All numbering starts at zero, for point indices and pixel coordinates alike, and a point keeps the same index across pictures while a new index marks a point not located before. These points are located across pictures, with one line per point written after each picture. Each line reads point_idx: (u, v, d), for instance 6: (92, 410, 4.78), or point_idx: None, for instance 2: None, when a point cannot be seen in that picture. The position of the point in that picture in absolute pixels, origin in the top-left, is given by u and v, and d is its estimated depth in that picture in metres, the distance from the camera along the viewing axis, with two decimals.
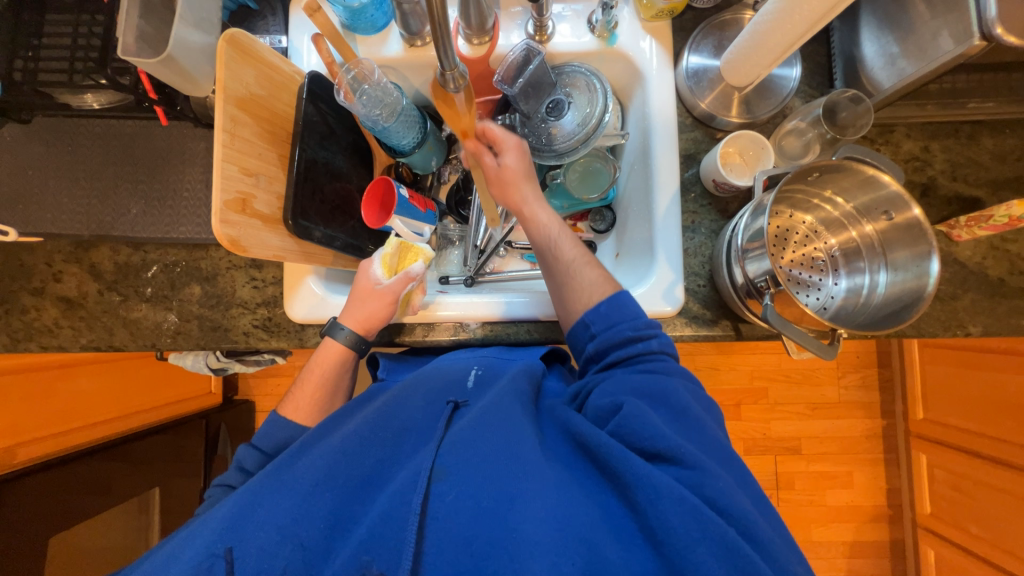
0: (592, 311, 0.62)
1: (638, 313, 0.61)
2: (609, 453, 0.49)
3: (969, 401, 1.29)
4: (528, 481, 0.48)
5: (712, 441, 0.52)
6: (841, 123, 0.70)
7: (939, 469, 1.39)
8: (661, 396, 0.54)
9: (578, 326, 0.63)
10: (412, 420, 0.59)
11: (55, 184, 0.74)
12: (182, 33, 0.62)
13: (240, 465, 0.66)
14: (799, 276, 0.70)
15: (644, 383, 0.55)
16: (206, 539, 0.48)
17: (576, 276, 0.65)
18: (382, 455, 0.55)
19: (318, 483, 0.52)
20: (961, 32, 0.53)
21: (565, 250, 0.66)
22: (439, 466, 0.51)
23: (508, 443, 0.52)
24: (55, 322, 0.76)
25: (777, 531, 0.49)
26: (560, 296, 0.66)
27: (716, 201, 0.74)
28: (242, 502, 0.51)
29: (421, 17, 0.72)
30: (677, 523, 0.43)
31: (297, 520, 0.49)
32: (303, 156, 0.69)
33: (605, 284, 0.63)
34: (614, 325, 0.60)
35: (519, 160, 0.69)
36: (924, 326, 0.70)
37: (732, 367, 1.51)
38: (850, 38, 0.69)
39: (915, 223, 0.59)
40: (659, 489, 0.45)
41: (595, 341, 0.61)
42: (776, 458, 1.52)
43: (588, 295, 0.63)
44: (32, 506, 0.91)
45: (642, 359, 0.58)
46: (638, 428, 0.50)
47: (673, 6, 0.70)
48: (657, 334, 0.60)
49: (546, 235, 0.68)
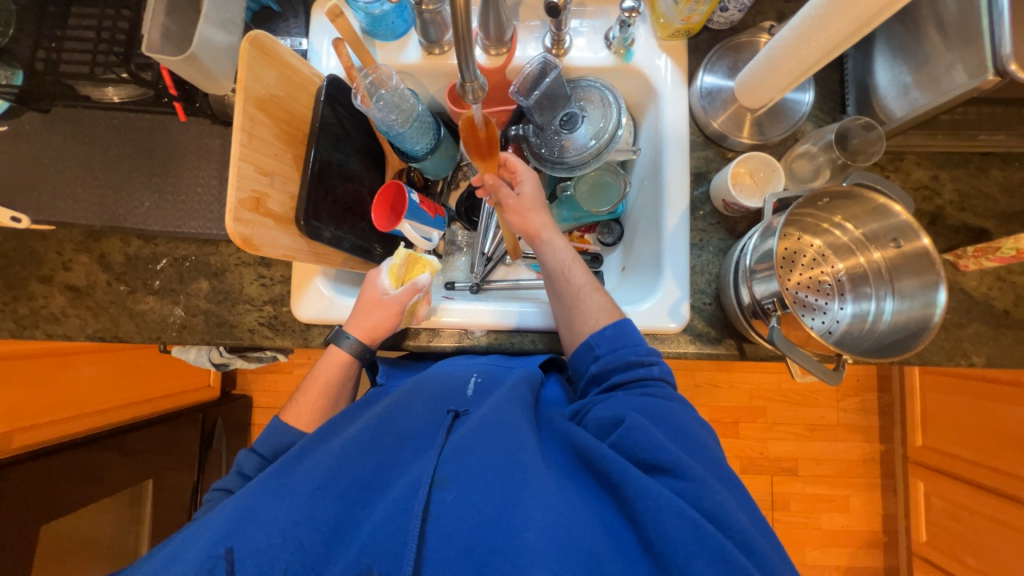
0: (597, 334, 0.63)
1: (640, 339, 0.62)
2: (611, 467, 0.49)
3: (969, 430, 1.28)
4: (529, 490, 0.48)
5: (708, 455, 0.52)
6: (852, 149, 0.70)
7: (936, 497, 1.38)
8: (661, 415, 0.54)
9: (582, 348, 0.64)
10: (414, 427, 0.59)
11: (70, 174, 0.74)
12: (206, 32, 0.62)
13: (241, 469, 0.65)
14: (805, 298, 0.71)
15: (643, 404, 0.55)
16: (207, 541, 0.48)
17: (585, 300, 0.66)
18: (382, 461, 0.55)
19: (320, 487, 0.52)
20: (975, 66, 0.53)
21: (576, 275, 0.67)
22: (440, 472, 0.51)
23: (509, 451, 0.52)
24: (62, 310, 0.76)
25: (774, 547, 0.49)
26: (567, 318, 0.67)
27: (725, 220, 0.75)
28: (244, 503, 0.51)
29: (440, 26, 0.73)
30: (676, 535, 0.43)
31: (298, 522, 0.49)
32: (318, 157, 0.70)
33: (611, 311, 0.65)
34: (618, 349, 0.61)
35: (536, 190, 0.72)
36: (928, 355, 0.70)
37: (732, 385, 1.51)
38: (864, 65, 0.70)
39: (923, 252, 0.60)
40: (657, 501, 0.45)
41: (598, 362, 0.62)
42: (772, 478, 1.51)
43: (595, 319, 0.64)
44: (26, 492, 0.91)
45: (644, 382, 0.58)
46: (638, 442, 0.50)
47: (690, 27, 0.71)
48: (658, 362, 0.60)
49: (560, 262, 0.69)
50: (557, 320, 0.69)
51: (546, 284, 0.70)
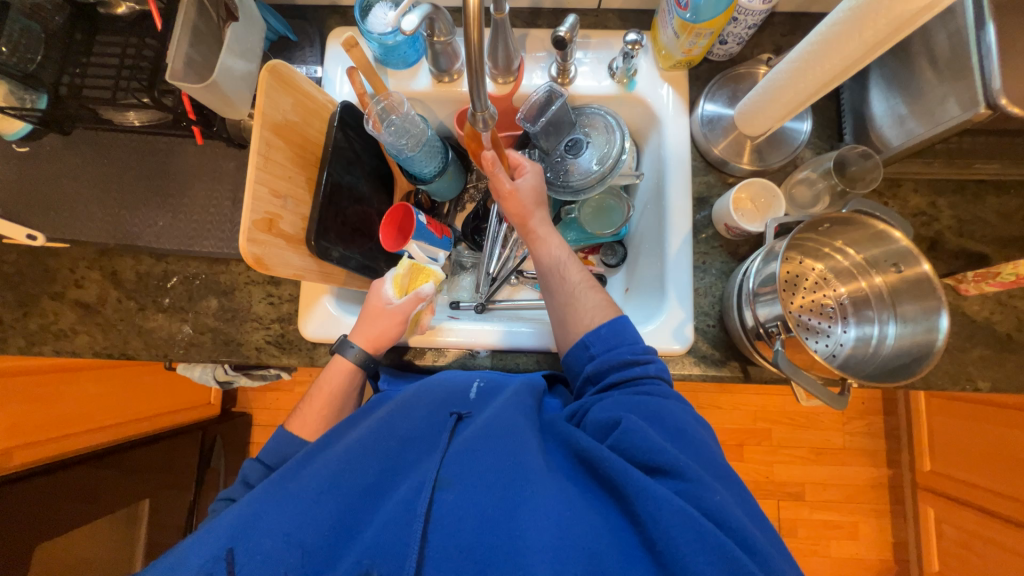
0: (592, 333, 0.63)
1: (637, 338, 0.62)
2: (611, 469, 0.49)
3: (977, 455, 1.27)
4: (530, 491, 0.48)
5: (708, 455, 0.52)
6: (851, 176, 0.72)
7: (947, 525, 1.35)
8: (657, 414, 0.54)
9: (576, 347, 0.64)
10: (415, 429, 0.59)
11: (87, 194, 0.76)
12: (227, 62, 0.65)
13: (245, 479, 0.64)
14: (808, 321, 0.71)
15: (640, 403, 0.55)
16: (212, 542, 0.49)
17: (579, 298, 0.66)
18: (386, 463, 0.55)
19: (322, 491, 0.52)
20: (967, 99, 0.55)
21: (572, 272, 0.69)
22: (442, 475, 0.51)
23: (511, 453, 0.51)
24: (71, 327, 0.77)
25: (780, 551, 0.48)
26: (562, 320, 0.67)
27: (727, 244, 0.76)
28: (247, 510, 0.51)
29: (451, 56, 0.75)
30: (678, 535, 0.42)
31: (300, 526, 0.49)
32: (330, 179, 0.72)
33: (607, 309, 0.65)
34: (614, 348, 0.61)
35: (538, 184, 0.73)
36: (932, 379, 0.71)
37: (735, 407, 1.50)
38: (861, 96, 0.72)
39: (924, 277, 0.60)
40: (658, 500, 0.45)
41: (593, 362, 0.62)
42: (779, 503, 1.49)
43: (590, 317, 0.64)
44: (22, 512, 0.89)
45: (639, 382, 0.58)
46: (637, 442, 0.50)
47: (691, 59, 0.74)
48: (654, 360, 0.60)
49: (555, 259, 0.70)
50: (551, 320, 0.70)
51: (541, 280, 0.71)
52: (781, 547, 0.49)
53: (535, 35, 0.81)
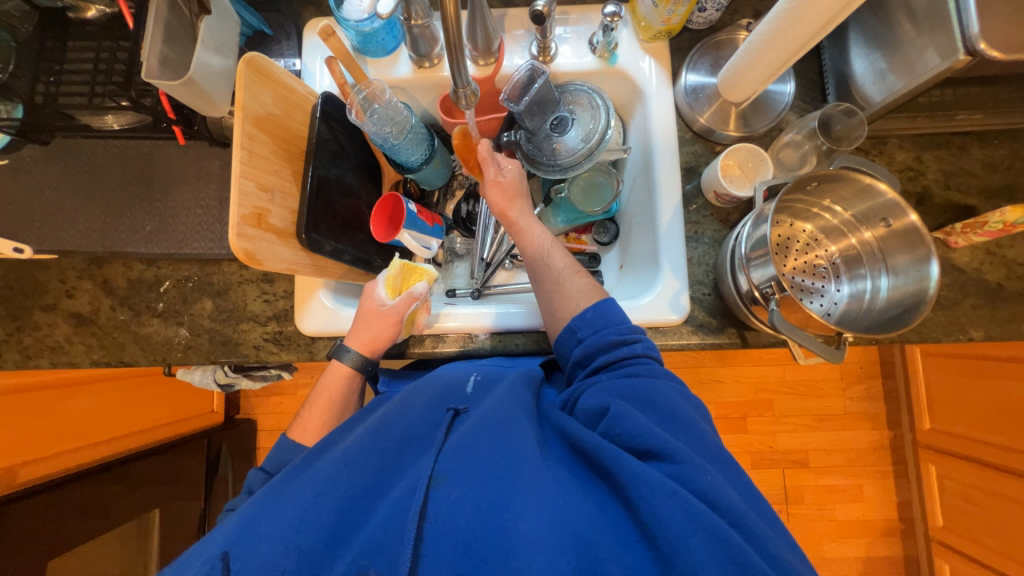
0: (578, 318, 0.63)
1: (623, 319, 0.62)
2: (604, 456, 0.49)
3: (972, 409, 1.29)
4: (525, 483, 0.48)
5: (699, 437, 0.52)
6: (836, 135, 0.72)
7: (949, 480, 1.37)
8: (648, 398, 0.54)
9: (564, 333, 0.64)
10: (413, 427, 0.59)
11: (71, 203, 0.75)
12: (203, 57, 0.65)
13: (250, 489, 0.65)
14: (801, 283, 0.72)
15: (630, 388, 0.56)
16: (215, 546, 0.49)
17: (565, 284, 0.67)
18: (384, 463, 0.55)
19: (320, 494, 0.51)
20: (946, 48, 0.55)
21: (555, 259, 0.69)
22: (438, 471, 0.51)
23: (507, 446, 0.52)
24: (66, 338, 0.76)
25: (776, 531, 0.48)
26: (550, 304, 0.68)
27: (717, 212, 0.76)
28: (246, 515, 0.51)
29: (429, 40, 0.75)
30: (670, 518, 0.43)
31: (298, 530, 0.49)
32: (315, 173, 0.71)
33: (592, 293, 0.66)
34: (600, 331, 0.61)
35: (519, 177, 0.74)
36: (926, 331, 0.71)
37: (736, 380, 1.52)
38: (841, 56, 0.73)
39: (912, 228, 0.61)
40: (651, 485, 0.45)
41: (581, 346, 0.62)
42: (784, 471, 1.51)
43: (576, 301, 0.65)
44: (29, 528, 0.89)
45: (626, 363, 0.59)
46: (629, 427, 0.51)
47: (670, 28, 0.74)
48: (641, 338, 0.61)
49: (538, 247, 0.70)
50: (540, 307, 0.70)
51: (527, 269, 0.71)
52: (775, 521, 0.50)
53: (513, 13, 0.80)
